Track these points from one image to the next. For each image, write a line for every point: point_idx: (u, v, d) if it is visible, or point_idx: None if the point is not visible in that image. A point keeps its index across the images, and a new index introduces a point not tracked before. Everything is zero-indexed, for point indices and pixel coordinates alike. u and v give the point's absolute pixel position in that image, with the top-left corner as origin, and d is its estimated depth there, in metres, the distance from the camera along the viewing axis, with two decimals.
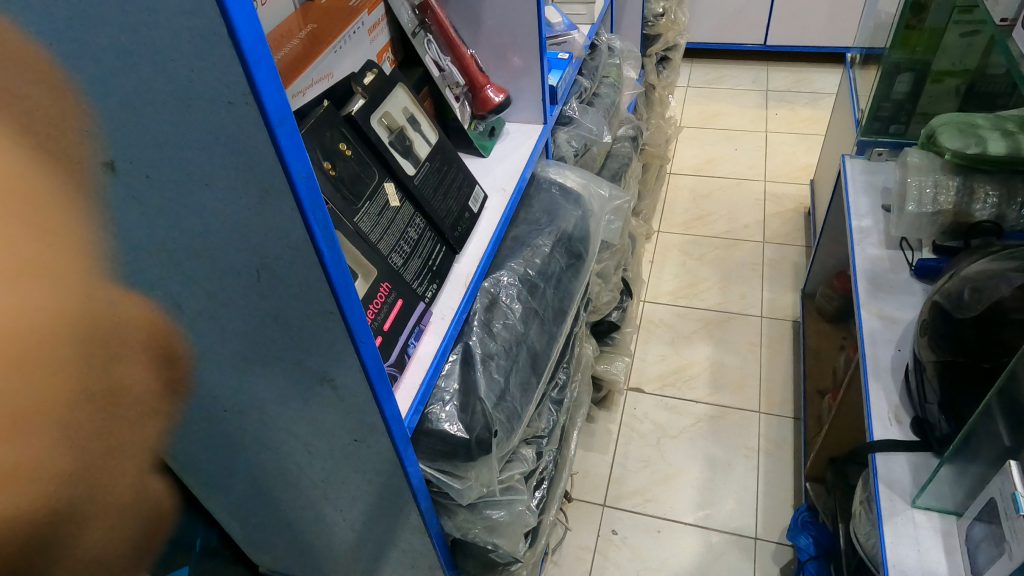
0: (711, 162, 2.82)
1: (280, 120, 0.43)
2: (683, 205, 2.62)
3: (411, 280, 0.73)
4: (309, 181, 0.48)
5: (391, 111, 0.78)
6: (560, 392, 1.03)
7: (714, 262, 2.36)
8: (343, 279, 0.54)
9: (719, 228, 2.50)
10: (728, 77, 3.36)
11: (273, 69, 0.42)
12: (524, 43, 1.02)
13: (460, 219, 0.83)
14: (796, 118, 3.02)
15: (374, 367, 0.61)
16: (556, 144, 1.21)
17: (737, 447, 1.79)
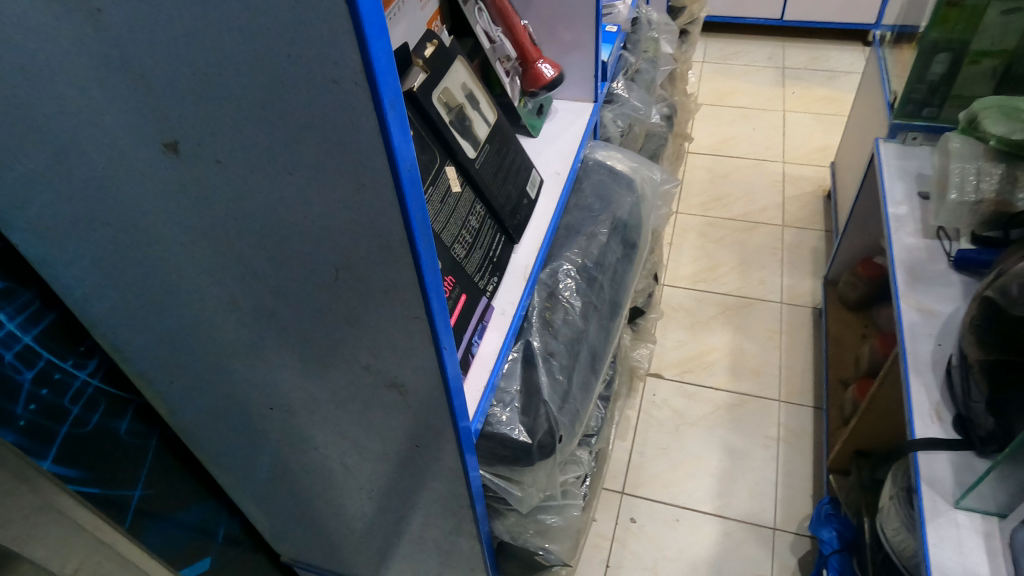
0: (727, 142, 2.74)
1: (391, 105, 0.37)
2: (700, 185, 2.55)
3: (474, 274, 0.68)
4: (411, 173, 0.41)
5: (451, 88, 0.71)
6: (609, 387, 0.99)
7: (732, 245, 2.30)
8: (436, 280, 0.48)
9: (737, 210, 2.44)
10: (743, 53, 3.26)
11: (387, 45, 0.36)
12: (580, 15, 0.96)
13: (518, 206, 0.77)
14: (813, 97, 2.93)
15: (453, 371, 0.55)
16: (603, 124, 1.14)
17: (757, 436, 1.76)
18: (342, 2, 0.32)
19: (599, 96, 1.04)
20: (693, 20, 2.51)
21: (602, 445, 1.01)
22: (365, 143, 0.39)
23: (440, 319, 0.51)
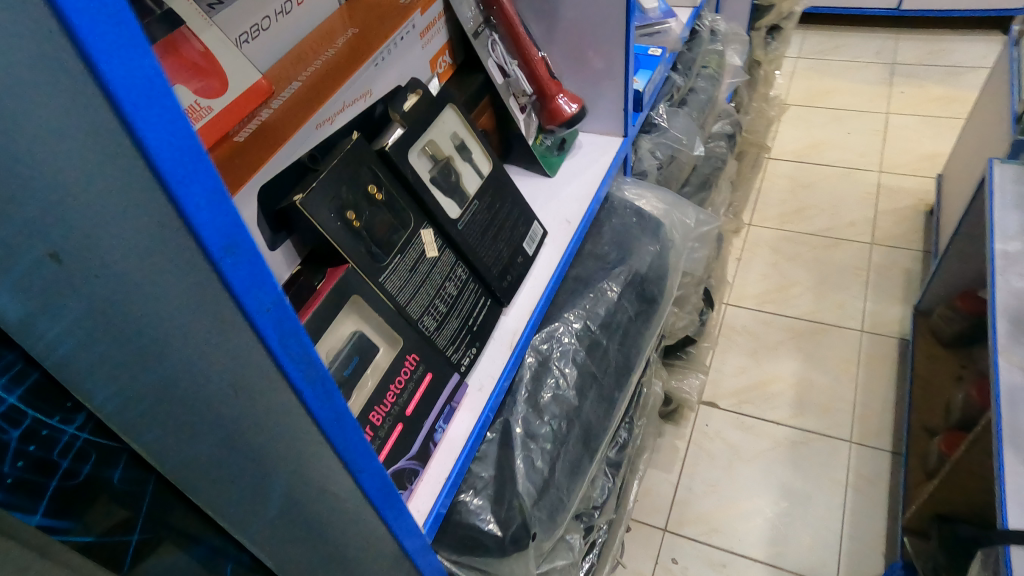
0: (814, 148, 2.44)
1: (227, 248, 0.29)
2: (779, 194, 2.28)
3: (445, 348, 0.62)
4: (279, 311, 0.33)
5: (437, 140, 0.65)
6: (618, 453, 0.93)
7: (810, 263, 2.02)
8: (333, 411, 0.40)
9: (819, 224, 2.15)
10: (845, 47, 2.95)
11: (214, 178, 0.27)
12: (609, 42, 0.86)
13: (509, 265, 0.71)
14: (925, 98, 2.60)
15: (380, 490, 0.47)
16: (636, 156, 1.04)
17: (821, 480, 1.52)
18: (128, 140, 0.24)
19: (629, 130, 0.95)
20: (788, 15, 2.27)
21: (610, 513, 0.94)
22: (202, 293, 0.29)
23: (353, 446, 0.43)
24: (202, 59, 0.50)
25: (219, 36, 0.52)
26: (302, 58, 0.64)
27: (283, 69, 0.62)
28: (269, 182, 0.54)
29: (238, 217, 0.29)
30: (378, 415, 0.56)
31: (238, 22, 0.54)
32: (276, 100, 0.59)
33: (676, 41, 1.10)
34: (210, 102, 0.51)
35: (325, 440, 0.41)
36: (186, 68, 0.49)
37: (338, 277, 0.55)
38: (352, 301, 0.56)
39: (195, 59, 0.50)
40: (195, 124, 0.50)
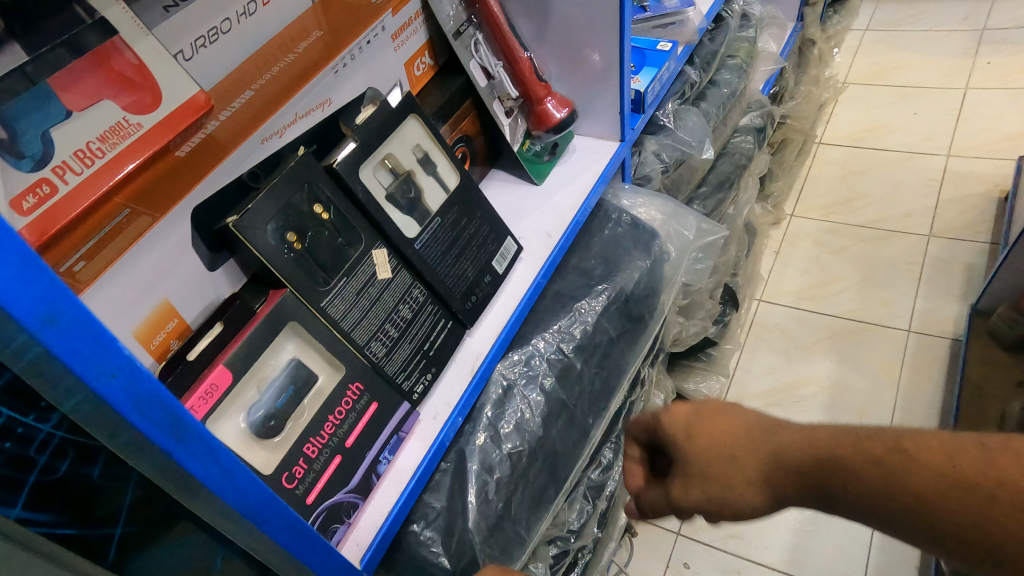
0: (873, 130, 2.09)
1: (47, 319, 0.28)
2: (827, 182, 1.98)
3: (394, 376, 0.60)
4: (129, 377, 0.31)
5: (397, 154, 0.62)
6: (601, 474, 0.90)
7: (856, 257, 1.77)
8: (224, 471, 0.38)
9: (869, 215, 1.86)
10: (928, 14, 2.48)
11: (20, 244, 0.27)
12: (605, 42, 0.76)
13: (472, 285, 0.68)
14: (1016, 68, 2.13)
15: (292, 537, 0.45)
16: (639, 159, 0.98)
17: None
18: None
19: (629, 135, 0.87)
20: None
21: (593, 534, 0.92)
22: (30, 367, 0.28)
23: (253, 503, 0.40)
24: (135, 72, 0.45)
25: (156, 47, 0.46)
26: (258, 65, 0.59)
27: None
28: (205, 201, 0.51)
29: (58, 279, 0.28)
30: (314, 447, 0.53)
31: (186, 30, 0.48)
32: None
33: (693, 33, 0.96)
34: (140, 118, 0.46)
35: (215, 501, 0.38)
36: (113, 81, 0.44)
37: (275, 301, 0.53)
38: (290, 326, 0.54)
39: (126, 72, 0.45)
40: (122, 142, 0.45)
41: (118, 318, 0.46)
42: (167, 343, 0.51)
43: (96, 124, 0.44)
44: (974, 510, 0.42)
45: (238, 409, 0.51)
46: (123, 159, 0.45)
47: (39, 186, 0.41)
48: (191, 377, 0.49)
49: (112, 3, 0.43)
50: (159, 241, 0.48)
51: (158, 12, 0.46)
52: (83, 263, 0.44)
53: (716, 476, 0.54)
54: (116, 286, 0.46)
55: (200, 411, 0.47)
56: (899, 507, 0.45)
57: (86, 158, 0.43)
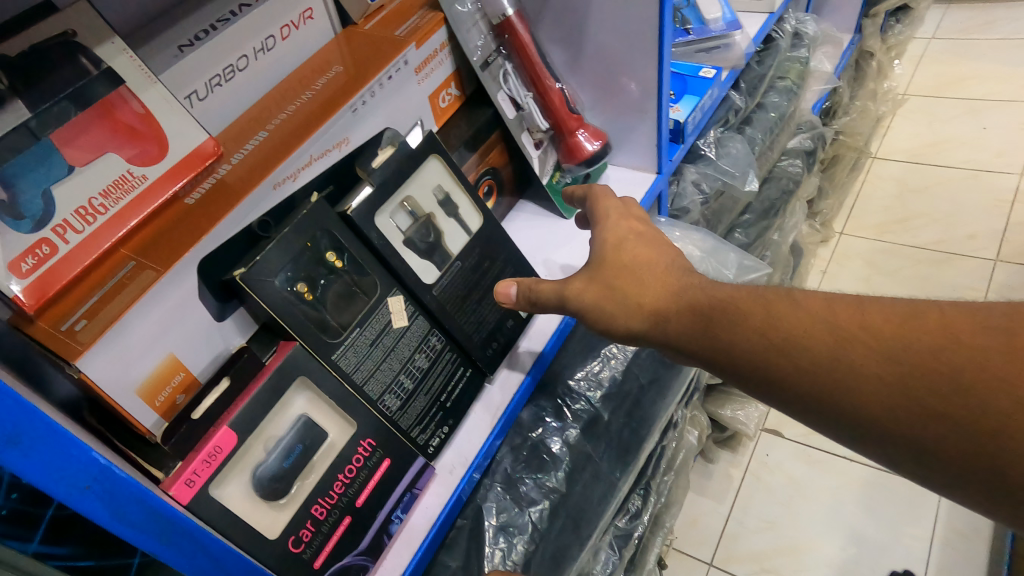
0: (936, 145, 1.97)
1: (11, 440, 0.28)
2: (881, 199, 1.87)
3: (409, 430, 0.57)
4: (104, 484, 0.32)
5: (416, 196, 0.59)
6: (630, 522, 0.85)
7: (912, 280, 1.66)
8: (197, 551, 0.39)
9: (929, 235, 1.75)
10: (998, 22, 2.33)
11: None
12: (643, 70, 0.71)
13: (494, 331, 0.65)
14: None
15: None
16: (677, 189, 0.94)
17: (899, 529, 1.25)
18: None
19: (666, 167, 0.82)
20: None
21: None
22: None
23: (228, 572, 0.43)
24: (140, 122, 0.46)
25: (163, 94, 0.47)
26: (277, 105, 0.58)
27: (255, 117, 0.57)
28: (212, 252, 0.48)
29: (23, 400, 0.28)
30: (322, 508, 0.51)
31: (201, 71, 0.52)
32: (236, 154, 0.54)
33: (739, 58, 0.91)
34: (144, 170, 0.47)
35: None
36: (119, 133, 0.45)
37: (284, 354, 0.50)
38: (300, 380, 0.51)
39: (131, 122, 0.46)
40: (126, 195, 0.46)
41: (121, 378, 0.44)
42: (173, 399, 0.48)
43: (99, 179, 0.44)
44: (841, 352, 0.45)
45: (244, 469, 0.49)
46: (128, 213, 0.46)
47: (39, 247, 0.41)
48: (197, 434, 0.47)
49: (119, 53, 0.45)
50: (164, 296, 0.45)
51: (172, 53, 0.50)
52: (83, 322, 0.42)
53: (624, 293, 0.56)
54: (118, 345, 0.43)
55: (203, 475, 0.45)
56: (776, 353, 0.48)
57: (88, 215, 0.44)
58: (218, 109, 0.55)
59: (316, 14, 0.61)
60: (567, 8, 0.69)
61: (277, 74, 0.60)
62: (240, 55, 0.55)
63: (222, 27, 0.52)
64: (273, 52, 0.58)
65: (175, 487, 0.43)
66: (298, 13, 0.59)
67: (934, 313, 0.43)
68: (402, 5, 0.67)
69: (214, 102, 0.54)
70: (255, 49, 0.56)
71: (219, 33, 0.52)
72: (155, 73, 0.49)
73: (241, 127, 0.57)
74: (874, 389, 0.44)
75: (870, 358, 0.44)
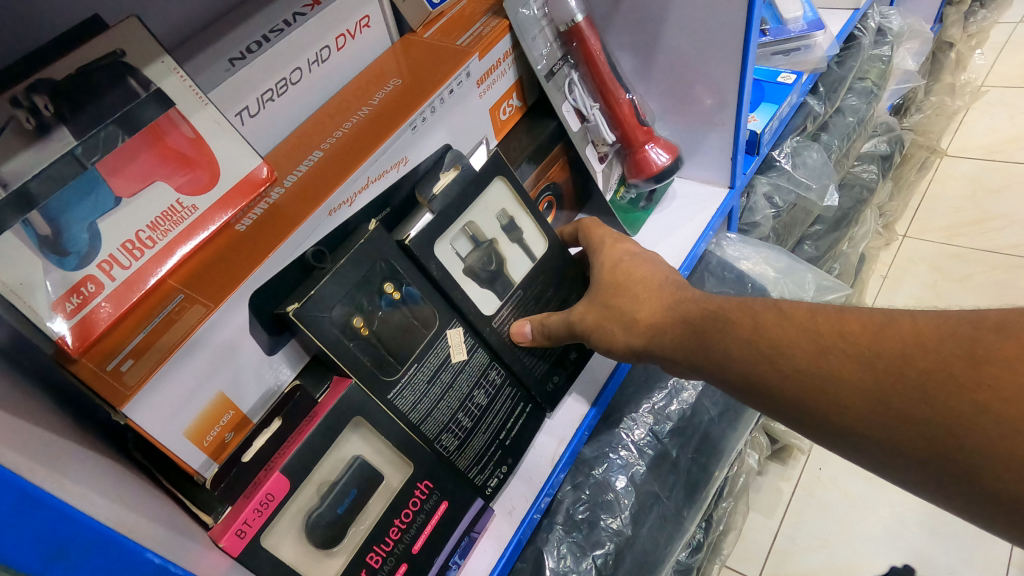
0: (1015, 141, 1.82)
1: (57, 555, 0.26)
2: (951, 199, 1.74)
3: (466, 470, 0.54)
4: None
5: (478, 222, 0.56)
6: (691, 556, 0.80)
7: (986, 287, 1.53)
8: None
9: (1004, 238, 1.62)
10: None
11: (18, 484, 0.24)
12: (722, 80, 0.65)
13: (556, 365, 0.61)
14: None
15: None
16: (748, 203, 0.87)
17: (965, 558, 1.16)
18: None
19: (739, 181, 0.76)
20: None
21: None
22: None
23: None
24: (191, 147, 0.44)
25: (214, 117, 0.44)
26: (331, 121, 0.55)
27: (308, 133, 0.54)
28: (264, 284, 0.45)
29: (68, 511, 0.26)
30: (377, 556, 0.47)
31: (253, 86, 0.48)
32: (289, 176, 0.51)
33: (821, 61, 0.84)
34: (194, 199, 0.45)
35: None
36: (169, 160, 0.43)
37: (338, 393, 0.47)
38: (356, 420, 0.48)
39: (181, 148, 0.43)
40: (174, 227, 0.44)
41: (171, 418, 0.42)
42: (222, 437, 0.46)
43: (147, 210, 0.42)
44: (820, 360, 0.41)
45: (295, 515, 0.46)
46: (177, 244, 0.44)
47: (83, 284, 0.39)
48: (247, 480, 0.45)
49: (170, 73, 0.41)
50: (216, 331, 0.43)
51: (223, 67, 0.47)
52: (130, 362, 0.39)
53: (621, 309, 0.54)
54: (169, 385, 0.41)
55: (254, 525, 0.42)
56: (763, 363, 0.44)
57: (134, 249, 0.42)
58: (271, 126, 0.52)
59: (373, 22, 0.57)
60: (641, 11, 0.63)
61: (331, 85, 0.56)
62: (294, 68, 0.51)
63: (275, 38, 0.49)
64: (327, 63, 0.55)
65: (225, 538, 0.40)
66: (354, 21, 0.55)
67: (909, 320, 0.38)
68: (463, 12, 0.63)
69: (266, 118, 0.51)
70: (310, 61, 0.52)
71: (272, 45, 0.48)
72: (205, 89, 0.45)
73: (293, 145, 0.54)
74: (853, 399, 0.39)
75: (848, 365, 0.39)
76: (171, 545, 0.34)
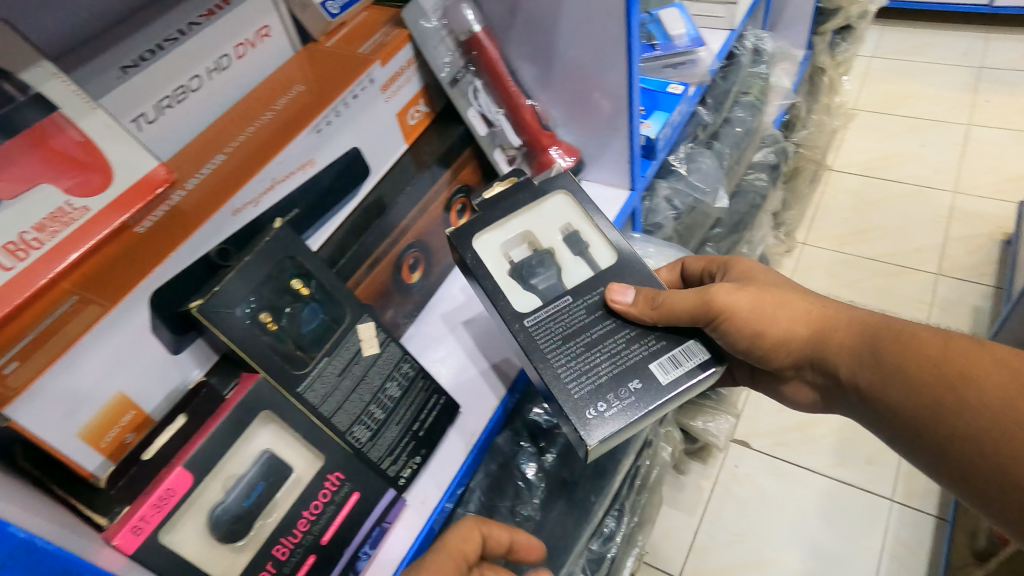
0: (886, 159, 2.02)
1: None
2: (839, 211, 1.91)
3: (379, 462, 0.55)
4: (33, 563, 0.30)
5: (540, 234, 0.60)
6: (603, 545, 0.82)
7: (868, 292, 1.69)
8: None
9: (883, 248, 1.79)
10: (929, 45, 2.41)
11: None
12: (614, 87, 0.70)
13: (607, 388, 0.51)
14: (1013, 108, 2.09)
15: None
16: (651, 206, 0.93)
17: (854, 542, 1.27)
18: None
19: (640, 183, 0.81)
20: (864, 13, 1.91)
21: None
22: None
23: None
24: (81, 150, 0.43)
25: (105, 121, 0.44)
26: (235, 125, 0.55)
27: (210, 139, 0.54)
28: (167, 282, 0.45)
29: None
30: (285, 548, 0.48)
31: (148, 92, 0.48)
32: (190, 180, 0.50)
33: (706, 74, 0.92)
34: (86, 201, 0.43)
35: None
36: (57, 162, 0.42)
37: (245, 387, 0.47)
38: (265, 412, 0.48)
39: (69, 150, 0.43)
40: (65, 228, 0.42)
41: (62, 420, 0.40)
42: (122, 438, 0.45)
43: (32, 211, 0.40)
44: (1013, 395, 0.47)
45: (199, 510, 0.45)
46: (69, 245, 0.42)
47: None
48: (149, 478, 0.43)
49: (51, 78, 0.42)
50: (113, 331, 0.43)
51: (115, 74, 0.47)
52: (15, 364, 0.38)
53: (789, 305, 0.57)
54: (60, 386, 0.40)
55: (152, 521, 0.41)
56: (946, 389, 0.50)
57: (19, 249, 0.39)
58: (172, 132, 0.52)
59: (274, 31, 0.58)
60: (536, 24, 0.68)
61: (235, 92, 0.57)
62: (192, 75, 0.51)
63: (170, 46, 0.49)
64: (228, 71, 0.55)
65: (119, 535, 0.40)
66: (255, 31, 0.56)
67: None
68: (365, 22, 0.65)
69: (165, 125, 0.51)
70: (208, 68, 0.53)
71: (166, 52, 0.49)
72: (95, 96, 0.45)
73: (196, 150, 0.53)
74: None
75: None
76: (60, 535, 0.34)
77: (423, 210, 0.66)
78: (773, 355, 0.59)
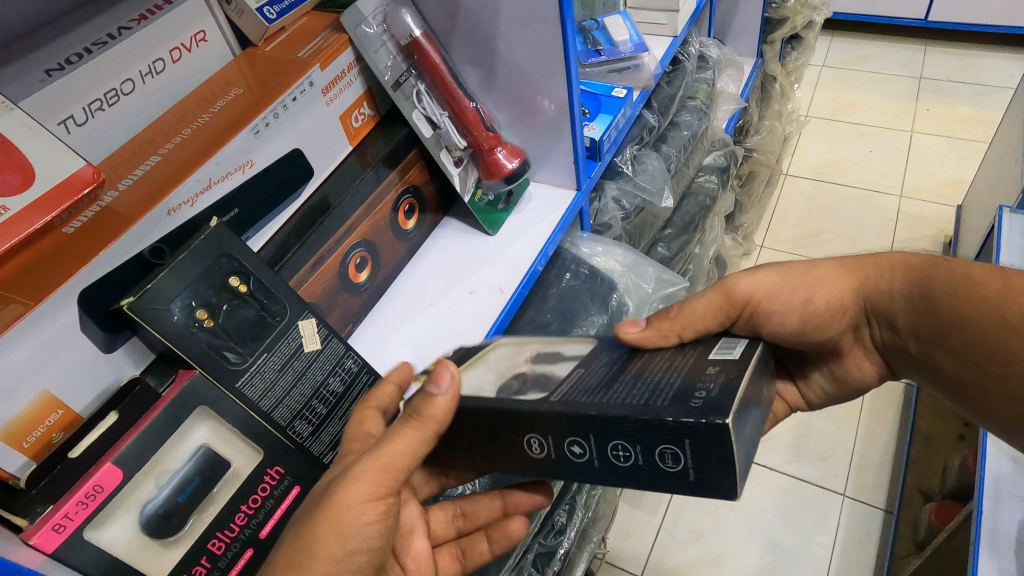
0: (835, 165, 2.10)
1: None
2: (793, 215, 1.98)
3: (321, 457, 0.55)
4: None
5: (511, 361, 0.51)
6: (553, 537, 0.84)
7: None
8: None
9: (835, 250, 1.86)
10: (873, 56, 2.52)
11: None
12: (555, 91, 0.72)
13: (693, 382, 0.39)
14: (952, 117, 2.20)
15: None
16: (598, 206, 0.96)
17: (807, 535, 1.31)
18: None
19: (585, 183, 0.83)
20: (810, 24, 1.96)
21: None
22: None
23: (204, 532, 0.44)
24: None
25: (24, 121, 0.43)
26: (170, 129, 0.55)
27: (145, 141, 0.54)
28: (96, 281, 0.45)
29: None
30: (220, 542, 0.49)
31: (77, 95, 0.48)
32: (123, 180, 0.51)
33: (649, 79, 0.96)
34: (4, 201, 0.42)
35: None
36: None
37: (180, 384, 0.47)
38: (202, 409, 0.49)
39: None
40: None
41: None
42: (48, 437, 0.44)
43: None
44: None
45: (131, 507, 0.46)
46: None
47: None
48: (77, 475, 0.43)
49: None
50: (35, 332, 0.42)
51: (38, 77, 0.46)
52: None
53: (827, 273, 0.58)
54: None
55: (76, 519, 0.41)
56: (1005, 329, 0.53)
57: None
58: (103, 135, 0.52)
59: (209, 37, 0.59)
60: (475, 30, 0.70)
61: (169, 96, 0.57)
62: (124, 79, 0.52)
63: (98, 50, 0.49)
64: (162, 75, 0.55)
65: (38, 534, 0.39)
66: (189, 36, 0.56)
67: None
68: (304, 27, 0.66)
69: (96, 128, 0.51)
70: (141, 72, 0.53)
71: (94, 56, 0.49)
72: (15, 98, 0.45)
73: (130, 152, 0.53)
74: None
75: None
76: None
77: (370, 210, 0.67)
78: (830, 321, 0.58)
